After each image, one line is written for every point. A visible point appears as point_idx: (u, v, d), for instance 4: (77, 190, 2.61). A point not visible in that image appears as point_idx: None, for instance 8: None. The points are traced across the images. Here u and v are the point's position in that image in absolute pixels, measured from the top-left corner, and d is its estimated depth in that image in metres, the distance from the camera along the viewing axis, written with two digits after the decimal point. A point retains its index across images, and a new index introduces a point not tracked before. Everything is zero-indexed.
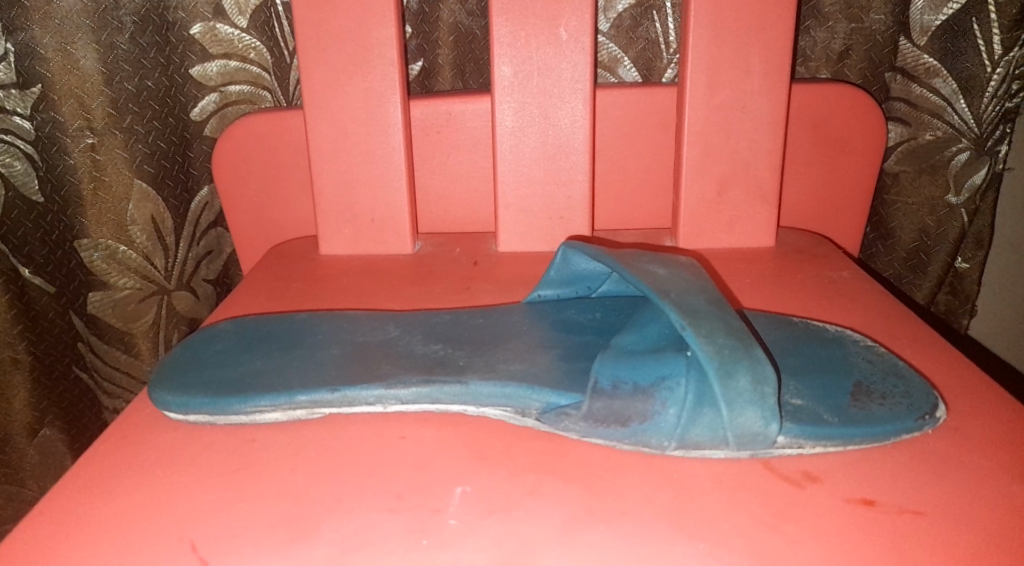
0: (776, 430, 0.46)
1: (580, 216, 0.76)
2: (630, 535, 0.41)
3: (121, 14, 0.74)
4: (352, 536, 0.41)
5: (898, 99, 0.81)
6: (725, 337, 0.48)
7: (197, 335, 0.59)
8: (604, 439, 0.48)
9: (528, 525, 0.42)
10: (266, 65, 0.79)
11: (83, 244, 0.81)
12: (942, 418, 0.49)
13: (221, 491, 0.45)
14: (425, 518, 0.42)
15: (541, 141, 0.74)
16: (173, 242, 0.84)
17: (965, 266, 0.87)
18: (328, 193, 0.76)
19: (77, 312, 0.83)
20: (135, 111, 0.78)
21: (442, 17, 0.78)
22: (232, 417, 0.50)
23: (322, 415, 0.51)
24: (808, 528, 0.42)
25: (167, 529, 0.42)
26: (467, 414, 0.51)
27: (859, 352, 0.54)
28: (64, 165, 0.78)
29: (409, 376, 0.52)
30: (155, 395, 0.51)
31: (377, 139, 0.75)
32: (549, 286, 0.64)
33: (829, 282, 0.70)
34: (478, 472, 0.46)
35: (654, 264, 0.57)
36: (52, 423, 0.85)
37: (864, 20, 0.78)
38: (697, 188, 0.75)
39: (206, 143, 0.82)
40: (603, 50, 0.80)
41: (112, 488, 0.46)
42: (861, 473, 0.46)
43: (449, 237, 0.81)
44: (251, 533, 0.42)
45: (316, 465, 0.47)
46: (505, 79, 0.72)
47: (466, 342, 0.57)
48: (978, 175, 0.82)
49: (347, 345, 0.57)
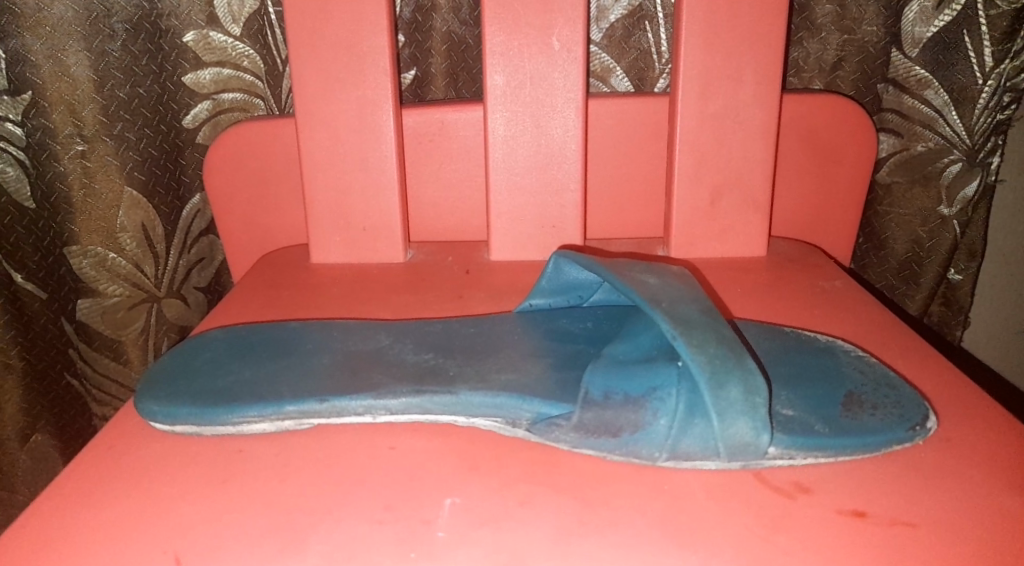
0: (767, 441, 0.45)
1: (573, 225, 0.76)
2: (622, 547, 0.41)
3: (112, 21, 0.74)
4: (341, 548, 0.41)
5: (890, 110, 0.81)
6: (716, 347, 0.47)
7: (185, 344, 0.58)
8: (595, 449, 0.47)
9: (519, 536, 0.42)
10: (259, 73, 0.79)
11: (72, 250, 0.81)
12: (933, 429, 0.49)
13: (208, 502, 0.45)
14: (414, 530, 0.42)
15: (534, 150, 0.74)
16: (163, 249, 0.83)
17: (959, 277, 0.87)
18: (319, 201, 0.76)
19: (68, 319, 0.83)
20: (126, 118, 0.77)
21: (435, 27, 0.78)
22: (220, 427, 0.50)
23: (310, 425, 0.51)
24: (801, 540, 0.42)
25: (153, 542, 0.42)
26: (457, 424, 0.51)
27: (850, 362, 0.54)
28: (54, 172, 0.77)
29: (400, 386, 0.52)
30: (142, 405, 0.51)
31: (369, 147, 0.74)
32: (541, 295, 0.64)
33: (821, 291, 0.70)
34: (468, 483, 0.46)
35: (646, 274, 0.57)
36: (44, 428, 0.85)
37: (856, 31, 0.78)
38: (690, 198, 0.75)
39: (198, 150, 0.82)
40: (595, 59, 0.80)
41: (97, 498, 0.45)
42: (851, 485, 0.46)
43: (441, 246, 0.81)
44: (238, 545, 0.41)
45: (305, 476, 0.47)
46: (497, 88, 0.72)
47: (457, 352, 0.57)
48: (970, 187, 0.82)
49: (337, 354, 0.56)
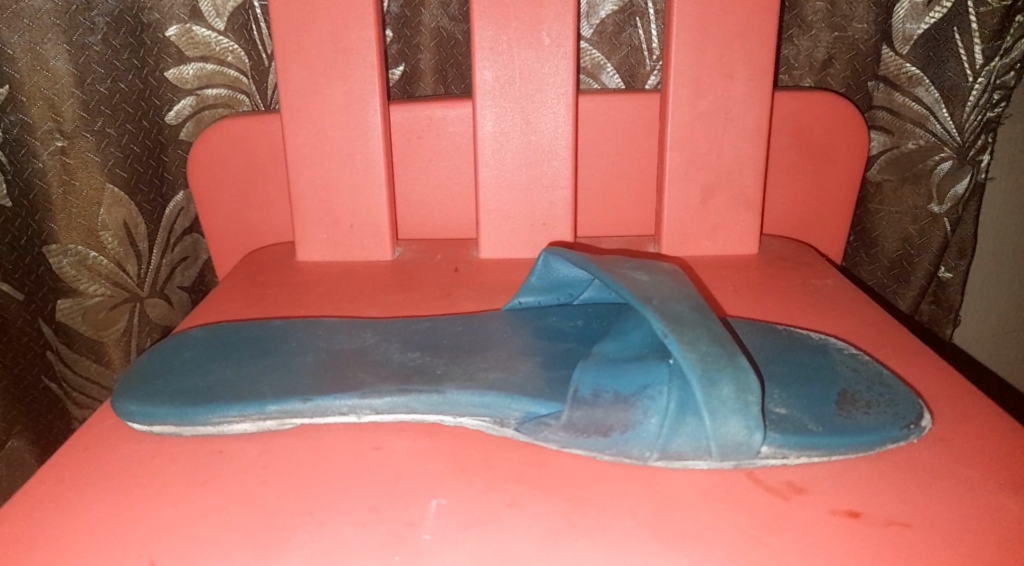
0: (760, 440, 0.45)
1: (563, 223, 0.75)
2: (611, 550, 0.40)
3: (93, 14, 0.73)
4: (321, 552, 0.40)
5: (880, 108, 0.81)
6: (707, 344, 0.47)
7: (164, 343, 0.57)
8: (585, 449, 0.46)
9: (506, 540, 0.41)
10: (244, 68, 0.78)
11: (52, 249, 0.79)
12: (928, 427, 0.48)
13: (186, 505, 0.43)
14: (398, 533, 0.41)
15: (523, 146, 0.73)
16: (146, 248, 0.82)
17: (949, 275, 0.87)
18: (305, 199, 0.75)
19: (46, 320, 0.81)
20: (107, 113, 0.76)
21: (424, 21, 0.77)
22: (200, 427, 0.49)
23: (293, 425, 0.49)
24: (793, 541, 0.41)
25: (129, 546, 0.41)
26: (444, 424, 0.50)
27: (843, 360, 0.54)
28: (33, 168, 0.76)
29: (385, 385, 0.50)
30: (119, 405, 0.50)
31: (356, 143, 0.73)
32: (531, 293, 0.63)
33: (813, 289, 0.69)
34: (454, 485, 0.45)
35: (637, 270, 0.56)
36: (20, 434, 0.81)
37: (847, 28, 0.77)
38: (681, 195, 0.74)
39: (182, 147, 0.81)
40: (585, 56, 0.79)
41: (71, 503, 0.44)
42: (846, 484, 0.45)
43: (430, 244, 0.79)
44: (217, 548, 0.40)
45: (286, 476, 0.46)
46: (486, 83, 0.71)
47: (444, 350, 0.56)
48: (960, 184, 0.81)
49: (322, 353, 0.55)
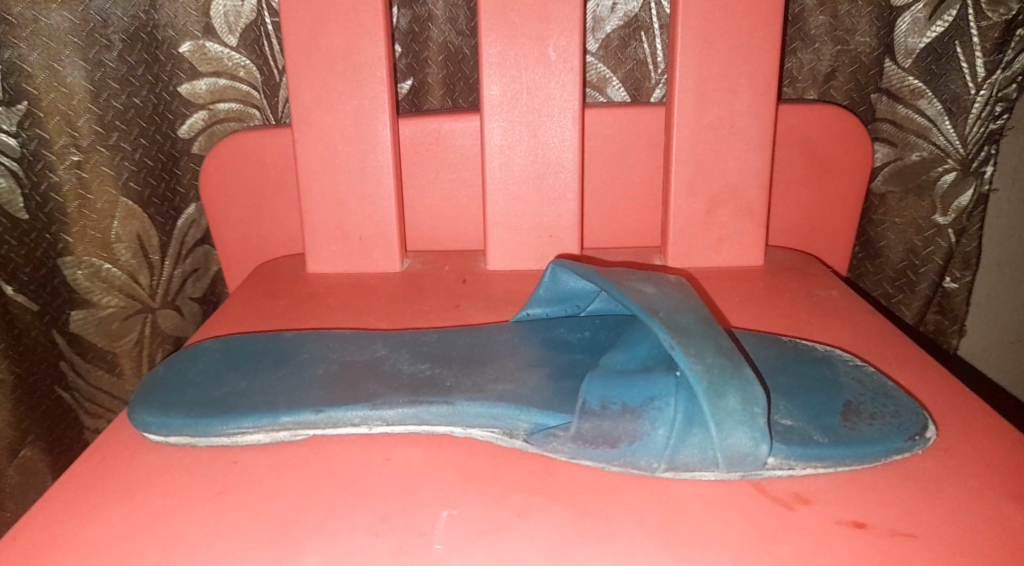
0: (766, 451, 0.45)
1: (569, 236, 0.76)
2: (619, 559, 0.41)
3: (109, 32, 0.74)
4: (336, 561, 0.41)
5: (884, 120, 0.81)
6: (713, 356, 0.47)
7: (179, 354, 0.58)
8: (593, 460, 0.47)
9: (516, 550, 0.41)
10: (255, 83, 0.79)
11: (67, 261, 0.80)
12: (932, 438, 0.49)
13: (202, 514, 0.44)
14: (410, 542, 0.42)
15: (530, 160, 0.74)
16: (158, 260, 0.83)
17: (954, 286, 0.87)
18: (315, 212, 0.76)
19: (60, 330, 0.82)
20: (122, 128, 0.77)
21: (431, 37, 0.78)
22: (214, 438, 0.50)
23: (306, 436, 0.50)
24: (799, 551, 0.41)
25: (146, 555, 0.41)
26: (454, 435, 0.51)
27: (848, 372, 0.54)
28: (49, 182, 0.77)
29: (396, 396, 0.51)
30: (136, 416, 0.51)
31: (366, 157, 0.74)
32: (539, 304, 0.64)
33: (818, 301, 0.70)
34: (465, 495, 0.45)
35: (644, 283, 0.56)
36: (33, 443, 0.83)
37: (850, 42, 0.78)
38: (686, 208, 0.75)
39: (194, 160, 0.81)
40: (592, 70, 0.80)
41: (90, 511, 0.45)
42: (851, 494, 0.45)
43: (438, 256, 0.80)
44: (233, 557, 0.41)
45: (299, 487, 0.46)
46: (494, 98, 0.72)
47: (453, 361, 0.56)
48: (964, 196, 0.82)
49: (333, 364, 0.56)
